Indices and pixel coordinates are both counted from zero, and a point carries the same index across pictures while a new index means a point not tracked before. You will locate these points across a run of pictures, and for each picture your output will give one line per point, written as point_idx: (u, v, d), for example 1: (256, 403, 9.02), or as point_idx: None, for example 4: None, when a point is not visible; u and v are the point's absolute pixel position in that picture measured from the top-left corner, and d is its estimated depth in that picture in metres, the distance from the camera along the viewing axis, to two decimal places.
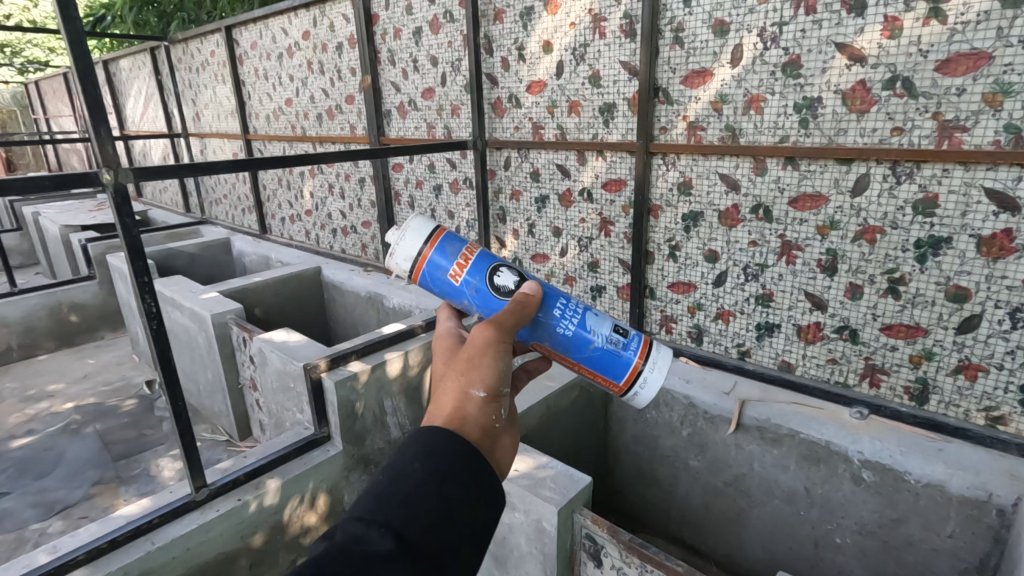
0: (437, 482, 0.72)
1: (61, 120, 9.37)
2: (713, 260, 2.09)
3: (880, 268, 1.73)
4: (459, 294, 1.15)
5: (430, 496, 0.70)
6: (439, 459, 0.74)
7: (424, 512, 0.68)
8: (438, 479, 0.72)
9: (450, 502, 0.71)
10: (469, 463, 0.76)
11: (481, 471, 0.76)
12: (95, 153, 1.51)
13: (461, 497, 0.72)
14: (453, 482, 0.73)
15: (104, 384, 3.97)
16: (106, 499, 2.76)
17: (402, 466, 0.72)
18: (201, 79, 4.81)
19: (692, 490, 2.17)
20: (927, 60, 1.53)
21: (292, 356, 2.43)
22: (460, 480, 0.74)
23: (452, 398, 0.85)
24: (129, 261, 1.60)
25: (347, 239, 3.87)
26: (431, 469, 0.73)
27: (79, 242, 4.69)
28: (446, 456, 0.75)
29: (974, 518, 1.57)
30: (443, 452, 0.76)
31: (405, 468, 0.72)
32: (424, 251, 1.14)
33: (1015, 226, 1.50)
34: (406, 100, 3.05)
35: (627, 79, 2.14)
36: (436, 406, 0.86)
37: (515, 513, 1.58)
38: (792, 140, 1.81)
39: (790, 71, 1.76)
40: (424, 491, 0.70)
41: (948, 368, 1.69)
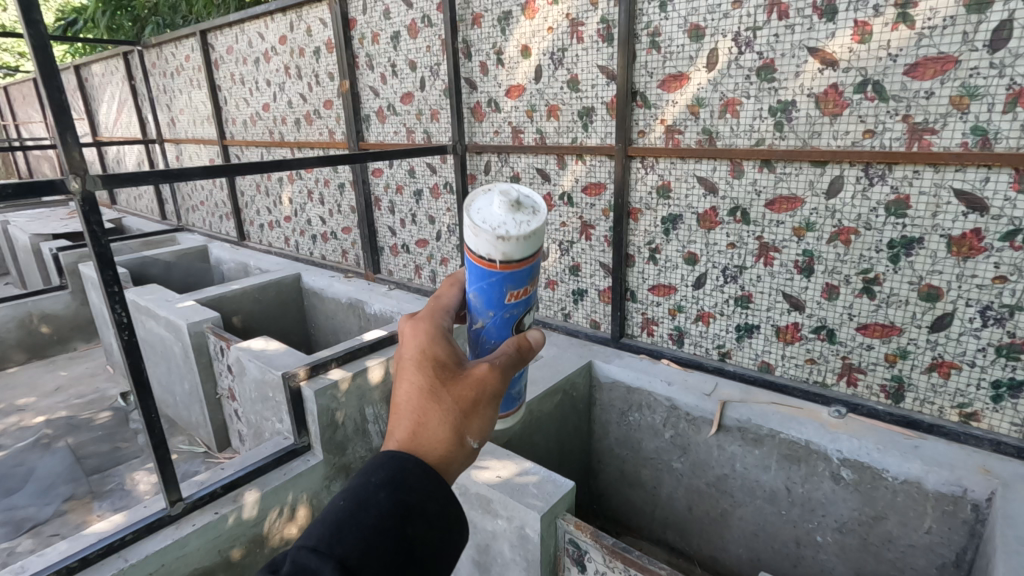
0: (401, 518, 0.69)
1: (31, 126, 9.15)
2: (692, 262, 2.10)
3: (855, 268, 1.76)
4: (493, 307, 0.95)
5: (393, 536, 0.68)
6: (406, 492, 0.71)
7: (384, 550, 0.67)
8: (404, 516, 0.70)
9: (413, 543, 0.69)
10: (438, 500, 0.73)
11: (451, 508, 0.74)
12: (61, 159, 1.47)
13: (428, 538, 0.71)
14: (418, 520, 0.70)
15: (77, 396, 3.87)
16: (78, 515, 2.68)
17: (368, 495, 0.70)
18: (176, 84, 4.73)
19: (676, 492, 2.18)
20: (897, 64, 1.56)
21: (270, 365, 2.39)
22: (428, 517, 0.71)
23: (443, 436, 0.78)
24: (98, 270, 1.56)
25: (327, 245, 3.82)
26: (397, 503, 0.70)
27: (50, 251, 4.57)
28: (413, 489, 0.72)
29: (950, 513, 1.59)
30: (410, 484, 0.73)
31: (371, 497, 0.70)
32: (495, 263, 0.92)
33: (984, 226, 1.53)
34: (385, 105, 3.03)
35: (605, 83, 2.15)
36: (423, 436, 0.78)
37: (497, 520, 1.57)
38: (767, 143, 1.83)
39: (764, 75, 1.78)
40: (386, 528, 0.68)
41: (922, 366, 1.71)
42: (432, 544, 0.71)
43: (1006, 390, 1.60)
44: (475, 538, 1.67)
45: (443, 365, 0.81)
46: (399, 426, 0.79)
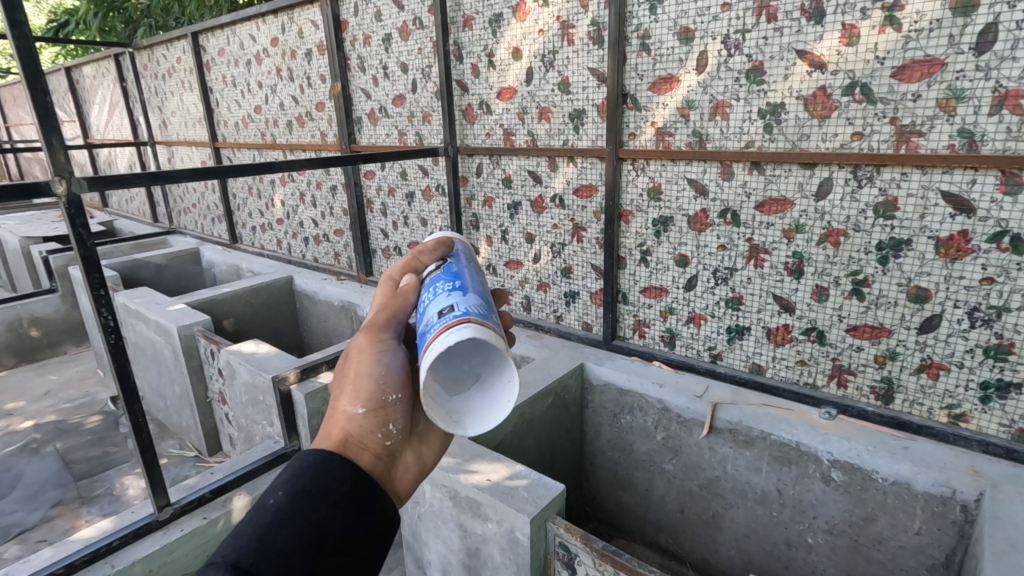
0: (303, 507, 0.67)
1: (22, 128, 9.08)
2: (683, 264, 2.11)
3: (844, 270, 1.76)
4: None
5: (295, 526, 0.65)
6: (306, 482, 0.69)
7: (288, 545, 0.64)
8: (304, 504, 0.67)
9: (324, 529, 0.66)
10: (344, 481, 0.71)
11: (360, 487, 0.72)
12: (45, 161, 1.45)
13: (337, 519, 0.68)
14: (324, 504, 0.68)
15: (66, 401, 3.84)
16: (67, 520, 2.66)
17: (262, 501, 0.67)
18: (167, 86, 4.71)
19: (668, 494, 2.18)
20: (884, 67, 1.56)
21: (260, 369, 2.37)
22: (335, 499, 0.69)
23: (337, 418, 0.81)
24: (84, 273, 1.54)
25: (319, 248, 3.80)
26: (294, 495, 0.67)
27: (40, 254, 4.53)
28: (311, 479, 0.70)
29: (939, 514, 1.59)
30: (311, 474, 0.70)
31: (265, 499, 0.67)
32: None
33: (971, 228, 1.54)
34: (377, 107, 3.02)
35: (596, 85, 2.15)
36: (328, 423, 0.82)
37: (487, 524, 1.56)
38: (757, 145, 1.83)
39: (753, 77, 1.78)
40: (289, 523, 0.65)
41: (911, 367, 1.72)
42: (345, 525, 0.68)
43: (994, 391, 1.61)
44: (465, 542, 1.66)
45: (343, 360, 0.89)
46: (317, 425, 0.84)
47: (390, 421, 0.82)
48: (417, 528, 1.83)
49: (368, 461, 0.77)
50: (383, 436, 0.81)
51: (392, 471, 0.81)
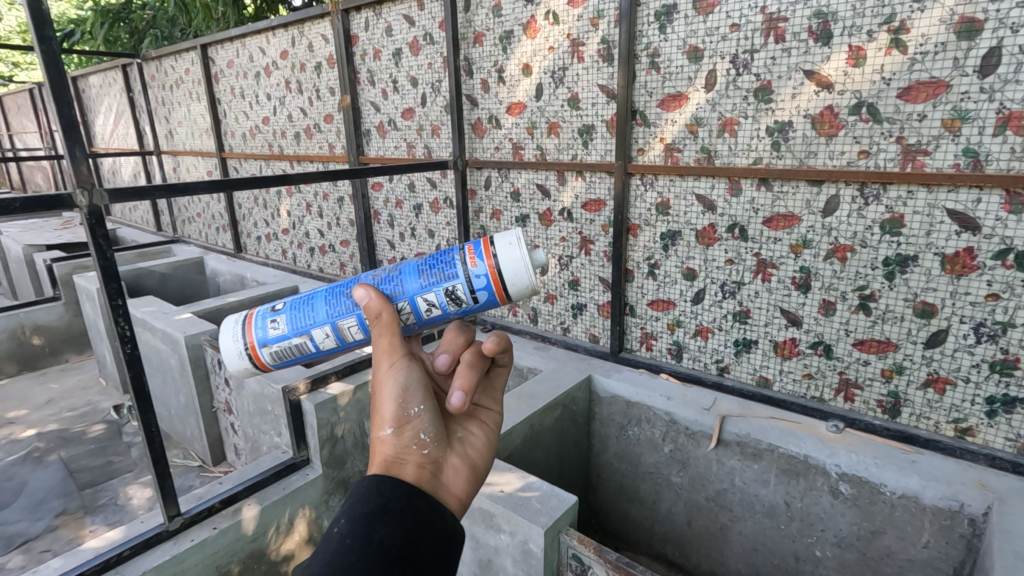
0: (367, 526, 0.65)
1: (25, 137, 9.11)
2: (691, 278, 2.13)
3: (851, 285, 1.79)
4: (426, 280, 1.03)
5: (360, 547, 0.63)
6: (363, 505, 0.68)
7: (360, 562, 0.61)
8: (367, 524, 0.65)
9: (390, 546, 0.64)
10: (402, 497, 0.70)
11: (415, 501, 0.71)
12: (69, 173, 1.48)
13: (401, 535, 0.66)
14: (386, 522, 0.66)
15: (69, 409, 3.83)
16: (70, 530, 2.65)
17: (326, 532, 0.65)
18: (175, 96, 4.75)
19: (675, 506, 2.19)
20: (890, 87, 1.60)
21: (269, 379, 2.38)
22: (395, 517, 0.67)
23: (376, 445, 0.80)
24: (103, 283, 1.56)
25: (325, 258, 3.83)
26: (358, 518, 0.66)
27: (43, 262, 4.55)
28: (370, 501, 0.68)
29: (947, 528, 1.61)
30: (367, 499, 0.69)
31: (329, 530, 0.65)
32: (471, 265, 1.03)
33: (976, 245, 1.57)
34: (386, 119, 3.06)
35: (605, 102, 2.19)
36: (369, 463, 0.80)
37: (500, 535, 1.57)
38: (765, 162, 1.87)
39: (761, 96, 1.82)
40: (358, 542, 0.63)
41: (917, 381, 1.74)
42: (411, 540, 0.66)
43: (1000, 405, 1.63)
44: (477, 554, 1.67)
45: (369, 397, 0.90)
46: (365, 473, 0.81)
47: (421, 431, 0.81)
48: None
49: (412, 473, 0.76)
50: (419, 446, 0.79)
51: (441, 477, 0.79)
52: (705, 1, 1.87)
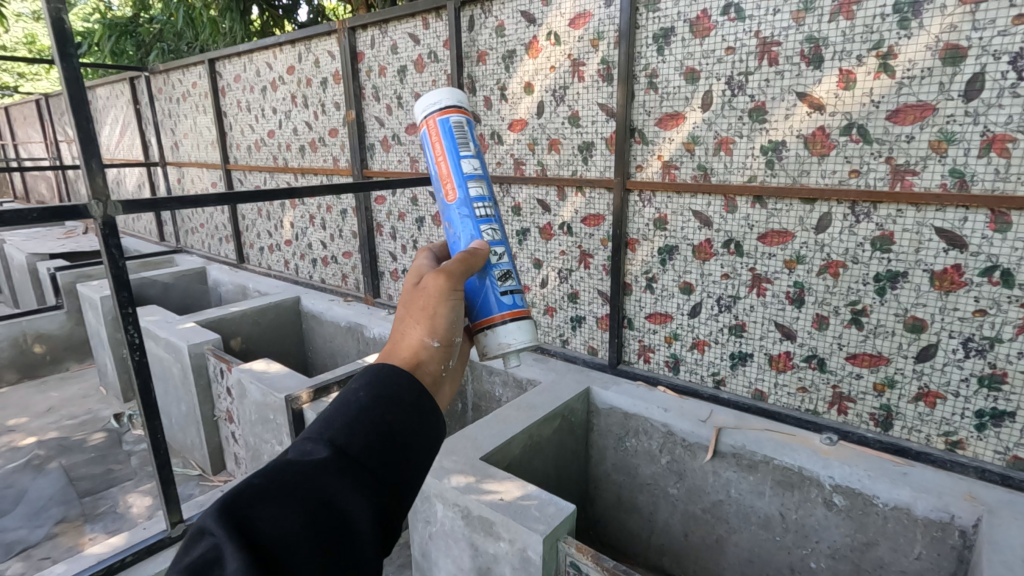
0: (382, 407, 0.69)
1: (30, 146, 9.16)
2: (688, 292, 2.18)
3: (843, 300, 1.84)
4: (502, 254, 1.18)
5: (371, 421, 0.67)
6: (383, 387, 0.72)
7: (369, 432, 0.66)
8: (381, 404, 0.69)
9: (396, 428, 0.68)
10: (415, 391, 0.73)
11: (424, 400, 0.73)
12: (85, 184, 1.53)
13: (407, 424, 0.70)
14: (397, 407, 0.70)
15: (69, 418, 3.85)
16: (70, 538, 2.65)
17: (347, 393, 0.71)
18: (181, 109, 4.83)
19: (672, 518, 2.21)
20: (879, 110, 1.66)
21: (272, 388, 2.41)
22: (406, 406, 0.71)
23: (409, 343, 0.81)
24: (114, 291, 1.60)
25: (327, 269, 3.87)
26: (376, 395, 0.70)
27: (47, 271, 4.59)
28: (389, 385, 0.72)
29: (939, 539, 1.64)
30: (387, 380, 0.73)
31: (351, 396, 0.70)
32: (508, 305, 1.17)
33: (964, 262, 1.62)
34: (390, 134, 3.12)
35: (604, 120, 2.26)
36: (394, 348, 0.80)
37: (499, 543, 1.59)
38: (759, 180, 1.93)
39: (756, 116, 1.88)
40: (373, 413, 0.68)
41: (909, 395, 1.78)
42: (414, 431, 0.70)
43: (989, 419, 1.67)
44: (476, 561, 1.69)
45: (409, 294, 0.88)
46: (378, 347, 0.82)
47: (452, 356, 0.84)
48: (427, 548, 1.85)
49: (432, 388, 0.78)
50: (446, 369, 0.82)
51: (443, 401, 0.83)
52: (702, 25, 1.94)
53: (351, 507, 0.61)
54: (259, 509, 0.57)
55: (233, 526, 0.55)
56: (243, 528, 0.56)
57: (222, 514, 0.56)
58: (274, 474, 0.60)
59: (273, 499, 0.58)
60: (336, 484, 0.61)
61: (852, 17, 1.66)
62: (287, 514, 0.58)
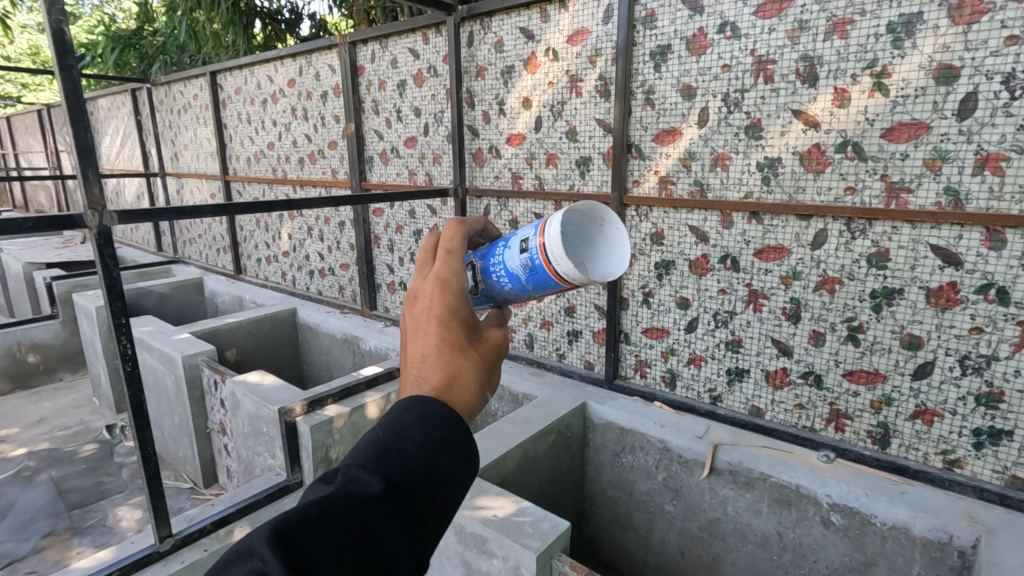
0: (434, 446, 0.66)
1: (31, 155, 9.18)
2: (685, 307, 2.18)
3: (840, 317, 1.83)
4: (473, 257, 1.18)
5: (424, 460, 0.65)
6: (438, 426, 0.68)
7: (421, 471, 0.64)
8: (434, 444, 0.67)
9: (443, 471, 0.66)
10: (462, 433, 0.70)
11: (470, 443, 0.71)
12: (81, 194, 1.53)
13: (455, 467, 0.67)
14: (446, 449, 0.67)
15: (61, 429, 3.81)
16: (57, 552, 2.61)
17: (398, 420, 0.68)
18: (182, 120, 4.85)
19: (668, 535, 2.19)
20: (874, 127, 1.68)
21: (265, 400, 2.39)
22: (454, 448, 0.68)
23: (471, 385, 0.75)
24: (108, 301, 1.60)
25: (324, 281, 3.86)
26: (430, 433, 0.67)
27: (43, 281, 4.59)
28: (442, 425, 0.69)
29: (937, 560, 1.62)
30: (439, 416, 0.69)
31: (405, 428, 0.67)
32: None
33: (959, 280, 1.62)
34: (389, 147, 3.14)
35: (602, 135, 2.27)
36: (456, 388, 0.74)
37: (493, 560, 1.57)
38: (755, 196, 1.93)
39: (752, 132, 1.90)
40: (424, 451, 0.66)
41: (906, 412, 1.77)
42: (458, 473, 0.68)
43: (987, 437, 1.65)
44: None
45: (467, 321, 0.78)
46: (430, 375, 0.74)
47: None
48: None
49: None
50: None
51: None
52: (699, 42, 1.96)
53: (394, 551, 0.59)
54: (309, 542, 0.56)
55: (287, 556, 0.54)
56: (297, 558, 0.54)
57: (278, 540, 0.54)
58: (330, 505, 0.58)
59: (326, 532, 0.56)
60: (384, 524, 0.59)
61: (847, 36, 1.68)
62: (338, 550, 0.56)
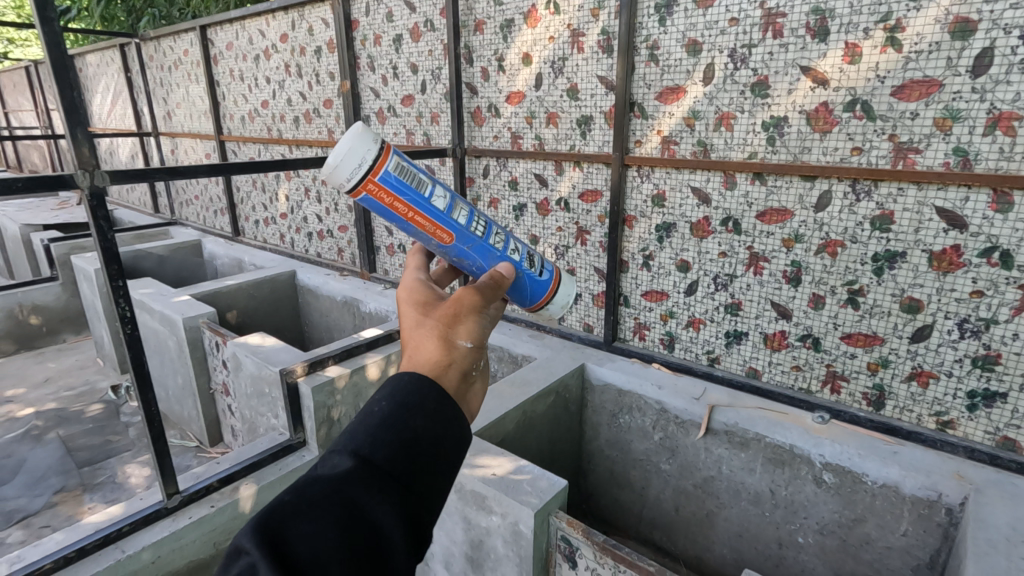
0: (405, 413, 0.68)
1: (21, 114, 9.00)
2: (685, 270, 2.17)
3: (841, 280, 1.82)
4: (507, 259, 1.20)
5: (397, 429, 0.66)
6: (407, 394, 0.70)
7: (393, 439, 0.65)
8: (405, 411, 0.68)
9: (420, 434, 0.67)
10: (436, 396, 0.71)
11: (447, 402, 0.72)
12: (70, 154, 1.49)
13: (432, 428, 0.68)
14: (419, 412, 0.68)
15: (67, 389, 3.86)
16: (69, 507, 2.68)
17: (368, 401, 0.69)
18: (173, 77, 4.73)
19: (664, 493, 2.24)
20: (884, 85, 1.62)
21: (267, 361, 2.40)
22: (428, 411, 0.69)
23: (430, 344, 0.77)
24: (104, 264, 1.59)
25: (323, 243, 3.84)
26: (398, 402, 0.68)
27: (41, 243, 4.56)
28: (411, 391, 0.70)
29: (925, 516, 1.66)
30: (407, 387, 0.71)
31: (372, 408, 0.68)
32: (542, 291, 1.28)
33: (963, 243, 1.60)
34: (385, 106, 3.06)
35: (604, 93, 2.21)
36: (417, 354, 0.77)
37: (492, 516, 1.61)
38: (759, 157, 1.89)
39: (758, 91, 1.84)
40: (395, 420, 0.67)
41: (902, 375, 1.78)
42: (439, 435, 0.68)
43: (981, 399, 1.67)
44: (468, 534, 1.71)
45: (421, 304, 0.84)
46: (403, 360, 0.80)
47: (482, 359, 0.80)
48: None
49: (456, 384, 0.76)
50: (475, 368, 0.78)
51: (472, 396, 0.80)
52: None
53: (381, 518, 0.60)
54: (290, 525, 0.57)
55: (269, 544, 0.55)
56: (280, 546, 0.56)
57: (258, 530, 0.56)
58: (302, 490, 0.59)
59: (305, 514, 0.58)
60: (363, 493, 0.60)
61: None
62: (320, 528, 0.57)
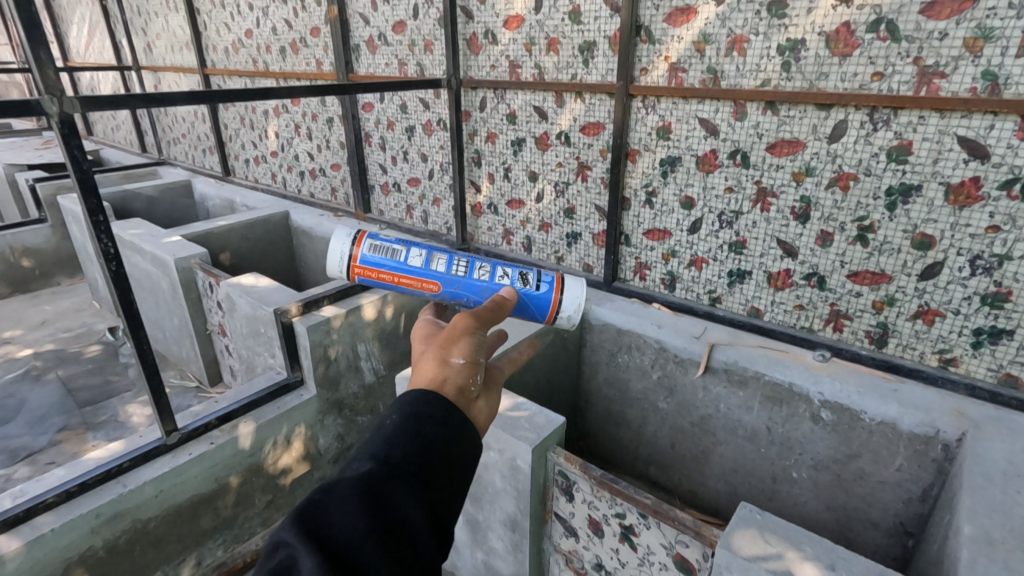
0: (415, 421, 0.74)
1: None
2: (689, 207, 2.09)
3: (851, 216, 1.76)
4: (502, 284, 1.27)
5: (410, 436, 0.72)
6: (417, 405, 0.76)
7: (409, 442, 0.72)
8: (416, 419, 0.74)
9: (432, 437, 0.74)
10: (437, 418, 0.76)
11: (450, 421, 0.77)
12: (34, 76, 1.39)
13: (443, 435, 0.75)
14: (428, 421, 0.75)
15: (64, 331, 3.86)
16: (73, 444, 2.72)
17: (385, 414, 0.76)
18: (150, 5, 4.46)
19: (661, 430, 2.26)
20: (913, 2, 1.50)
21: (261, 301, 2.37)
22: (437, 419, 0.75)
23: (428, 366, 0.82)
24: (82, 198, 1.52)
25: (316, 183, 3.73)
26: (408, 415, 0.75)
27: (26, 183, 4.44)
28: (419, 405, 0.76)
29: (921, 452, 1.67)
30: (414, 407, 0.76)
31: (384, 419, 0.75)
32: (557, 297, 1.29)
33: (983, 175, 1.52)
34: (376, 34, 2.88)
35: (608, 16, 2.06)
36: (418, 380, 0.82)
37: (489, 452, 1.61)
38: (773, 84, 1.78)
39: (775, 10, 1.71)
40: (408, 425, 0.74)
41: (907, 313, 1.75)
42: (452, 438, 0.75)
43: (987, 337, 1.64)
44: None
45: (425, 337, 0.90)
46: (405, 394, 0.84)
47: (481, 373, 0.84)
48: None
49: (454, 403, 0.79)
50: (474, 383, 0.82)
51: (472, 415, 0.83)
52: None
53: (406, 514, 0.66)
54: (324, 517, 0.63)
55: (308, 532, 0.61)
56: (316, 533, 0.62)
57: (297, 523, 0.62)
58: (330, 488, 0.65)
59: (339, 507, 0.64)
60: (386, 488, 0.67)
61: None
62: (352, 521, 0.63)
